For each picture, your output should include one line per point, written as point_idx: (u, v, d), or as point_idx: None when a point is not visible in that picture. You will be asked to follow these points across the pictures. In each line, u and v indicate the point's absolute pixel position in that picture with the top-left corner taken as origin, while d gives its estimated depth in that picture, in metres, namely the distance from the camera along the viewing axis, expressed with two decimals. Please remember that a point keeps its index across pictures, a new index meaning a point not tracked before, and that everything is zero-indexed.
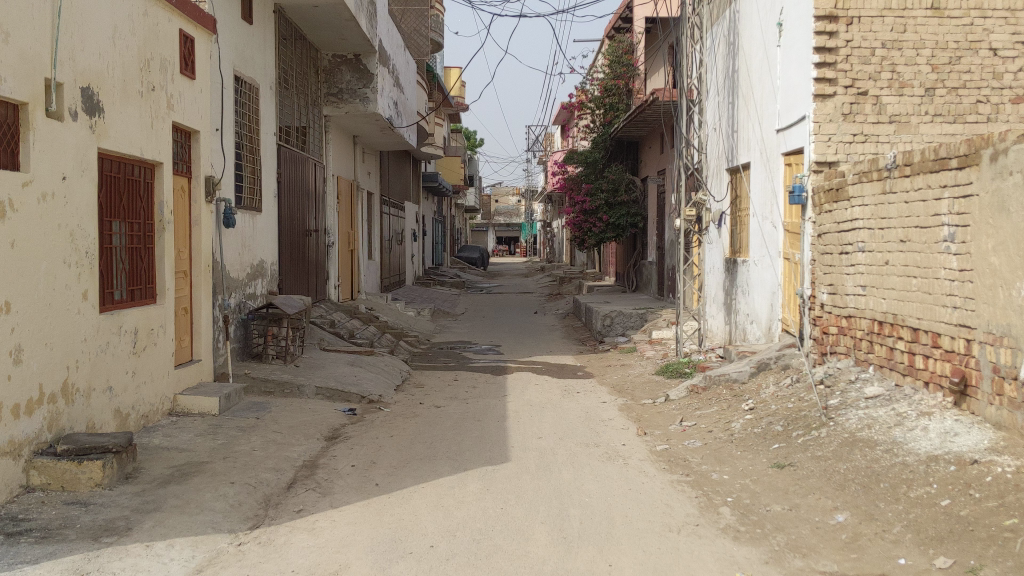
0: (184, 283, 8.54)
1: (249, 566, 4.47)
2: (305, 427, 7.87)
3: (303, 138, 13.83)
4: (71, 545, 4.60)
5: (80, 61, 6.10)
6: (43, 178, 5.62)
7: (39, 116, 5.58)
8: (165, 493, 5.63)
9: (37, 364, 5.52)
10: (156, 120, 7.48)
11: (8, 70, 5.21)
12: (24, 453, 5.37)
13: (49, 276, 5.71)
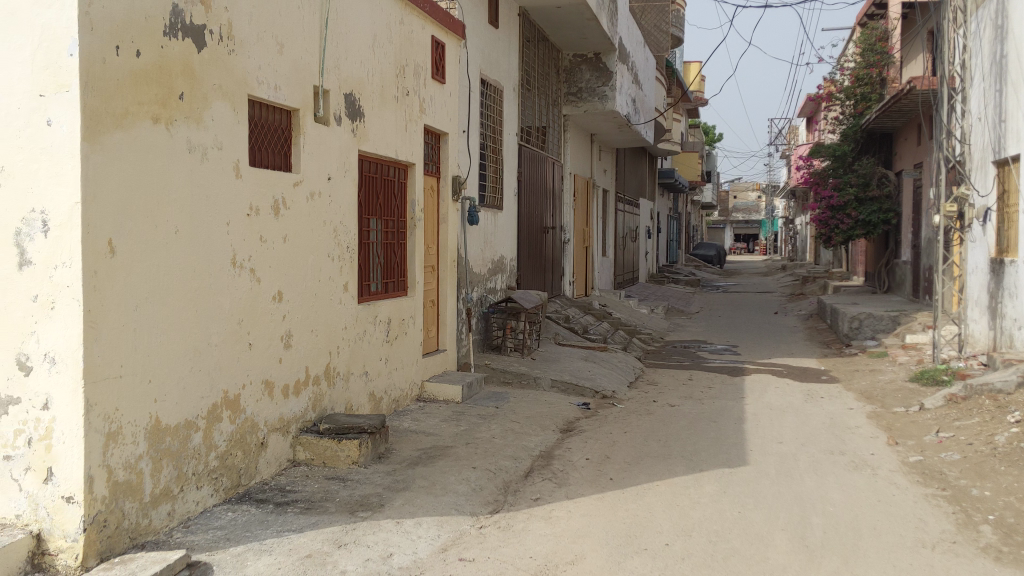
0: (432, 277, 9.00)
1: (490, 549, 4.66)
2: (542, 419, 8.07)
3: (543, 137, 14.15)
4: (331, 517, 4.99)
5: (345, 69, 6.59)
6: (312, 178, 6.12)
7: (309, 121, 6.08)
8: (414, 474, 5.96)
9: (304, 349, 6.03)
10: (409, 123, 7.92)
11: (282, 80, 5.69)
12: (292, 429, 5.89)
13: (316, 268, 6.21)
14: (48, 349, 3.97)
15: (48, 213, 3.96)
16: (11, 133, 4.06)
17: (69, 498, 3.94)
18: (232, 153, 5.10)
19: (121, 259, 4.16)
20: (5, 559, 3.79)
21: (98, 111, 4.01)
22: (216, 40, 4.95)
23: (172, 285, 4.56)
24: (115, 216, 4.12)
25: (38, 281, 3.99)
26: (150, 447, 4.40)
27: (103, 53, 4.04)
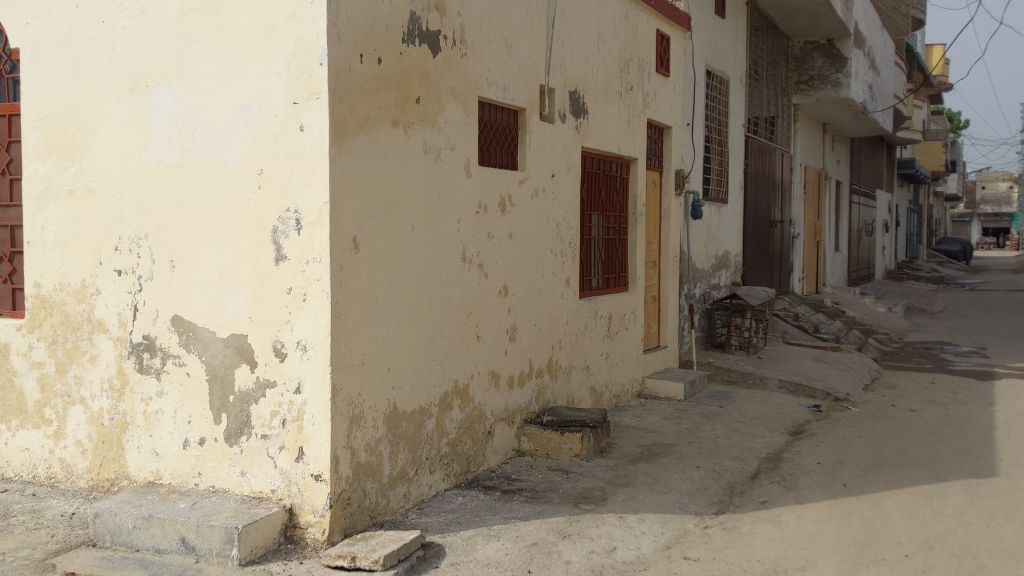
0: (653, 273, 8.95)
1: (715, 550, 4.59)
2: (769, 420, 7.83)
3: (771, 128, 13.69)
4: (555, 507, 5.09)
5: (570, 67, 6.67)
6: (537, 175, 6.25)
7: (534, 120, 6.21)
8: (636, 470, 5.96)
9: (528, 342, 6.18)
10: (632, 118, 7.91)
11: (510, 81, 5.83)
12: (517, 420, 6.05)
13: (539, 264, 6.34)
14: (300, 337, 4.28)
15: (300, 212, 4.26)
16: (269, 136, 4.35)
17: (317, 476, 4.25)
18: (463, 153, 5.30)
19: (363, 254, 4.43)
20: (262, 529, 4.14)
21: (344, 116, 4.29)
22: (450, 45, 5.15)
23: (408, 279, 4.80)
24: (358, 214, 4.39)
25: (291, 275, 4.31)
26: (388, 431, 4.66)
27: (348, 61, 4.32)
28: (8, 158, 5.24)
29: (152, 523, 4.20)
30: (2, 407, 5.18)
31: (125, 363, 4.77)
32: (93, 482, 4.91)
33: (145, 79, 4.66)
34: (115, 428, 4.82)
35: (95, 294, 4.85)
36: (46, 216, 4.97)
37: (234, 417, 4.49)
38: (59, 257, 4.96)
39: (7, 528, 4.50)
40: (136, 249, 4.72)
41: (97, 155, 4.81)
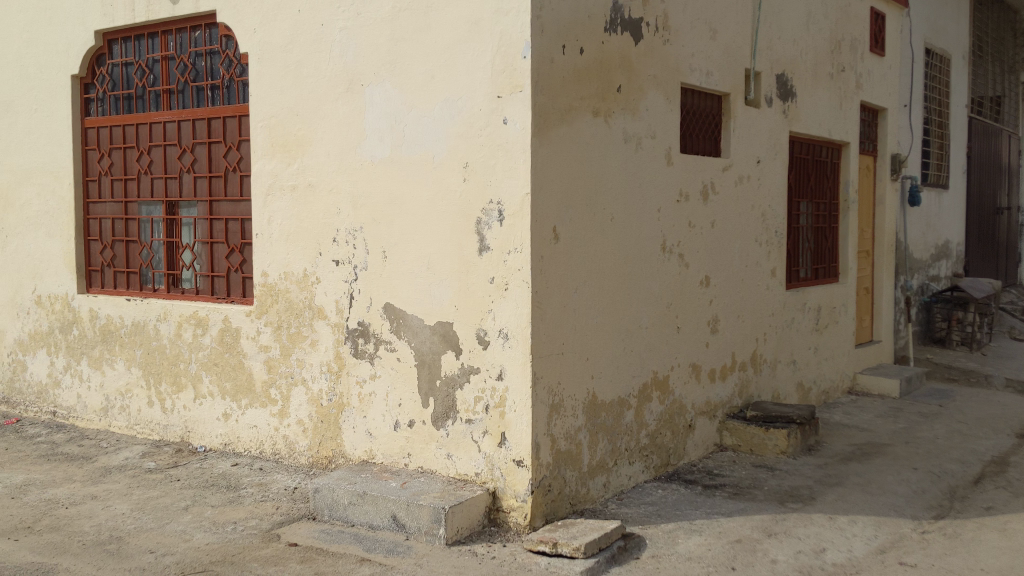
0: (866, 263, 8.51)
1: (934, 557, 4.32)
2: (995, 421, 7.27)
3: (998, 107, 12.68)
4: (760, 505, 4.95)
5: (778, 49, 6.44)
6: (741, 162, 6.08)
7: (739, 105, 6.04)
8: (847, 469, 5.70)
9: (731, 334, 6.04)
10: (844, 101, 7.54)
11: (714, 66, 5.70)
12: (719, 414, 5.93)
13: (743, 253, 6.17)
14: (503, 326, 4.38)
15: (503, 203, 4.35)
16: (474, 130, 4.46)
17: (519, 462, 4.34)
18: (664, 141, 5.24)
19: (564, 244, 4.47)
20: (468, 510, 4.27)
21: (546, 107, 4.34)
22: (652, 32, 5.10)
23: (608, 270, 4.80)
24: (560, 204, 4.44)
25: (494, 265, 4.40)
26: (588, 420, 4.69)
27: (552, 52, 4.36)
28: (239, 155, 5.53)
29: (367, 500, 4.42)
30: (233, 387, 5.53)
31: (342, 348, 5.05)
32: (313, 459, 5.22)
33: (360, 78, 4.88)
34: (333, 409, 5.10)
35: (316, 283, 5.15)
36: (273, 210, 5.31)
37: (441, 401, 4.65)
38: (283, 248, 5.28)
39: (238, 500, 4.86)
40: (351, 241, 4.97)
41: (316, 151, 5.09)
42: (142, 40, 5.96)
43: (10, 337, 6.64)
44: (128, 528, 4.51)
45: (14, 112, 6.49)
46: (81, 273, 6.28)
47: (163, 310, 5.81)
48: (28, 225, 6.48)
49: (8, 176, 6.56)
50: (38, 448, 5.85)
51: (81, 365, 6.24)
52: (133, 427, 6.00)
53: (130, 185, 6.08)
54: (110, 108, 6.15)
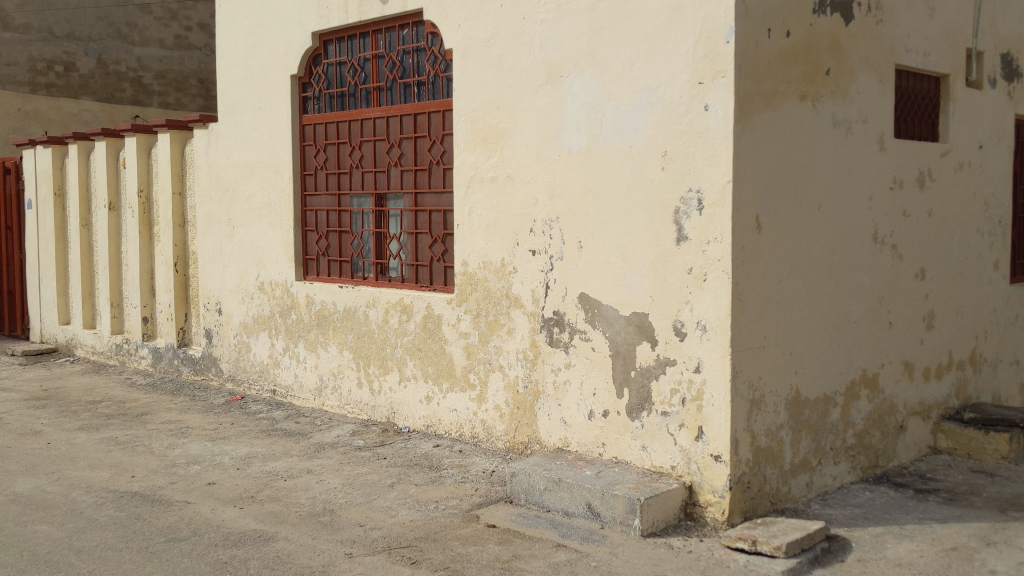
0: None
1: None
2: None
3: None
4: (978, 513, 4.63)
5: (1003, 26, 5.98)
6: (961, 148, 5.69)
7: (959, 87, 5.66)
8: None
9: (947, 331, 5.67)
10: None
11: (931, 46, 5.36)
12: (933, 415, 5.59)
13: (962, 244, 5.78)
14: (701, 318, 4.31)
15: (703, 192, 4.28)
16: (674, 118, 4.40)
17: (716, 457, 4.26)
18: (876, 126, 4.98)
19: (767, 234, 4.35)
20: (664, 502, 4.24)
21: (750, 93, 4.22)
22: (864, 12, 4.85)
23: (814, 261, 4.63)
24: (763, 192, 4.32)
25: (692, 255, 4.34)
26: (790, 418, 4.54)
27: (756, 37, 4.24)
28: (442, 149, 5.72)
29: (562, 487, 4.47)
30: (435, 371, 5.73)
31: (538, 336, 5.13)
32: (510, 444, 5.33)
33: (560, 70, 4.93)
34: (529, 396, 5.20)
35: (513, 272, 5.25)
36: (474, 201, 5.46)
37: (636, 392, 4.64)
38: (482, 238, 5.42)
39: (440, 480, 5.05)
40: (548, 231, 5.03)
41: (516, 143, 5.19)
42: (354, 40, 6.27)
43: (236, 320, 7.17)
44: (339, 502, 4.78)
45: (240, 111, 6.99)
46: (297, 261, 6.69)
47: (372, 297, 6.10)
48: (252, 216, 6.97)
49: (235, 171, 7.08)
50: (259, 423, 6.30)
51: (298, 348, 6.66)
52: (344, 406, 6.35)
53: (342, 178, 6.42)
54: (324, 105, 6.50)
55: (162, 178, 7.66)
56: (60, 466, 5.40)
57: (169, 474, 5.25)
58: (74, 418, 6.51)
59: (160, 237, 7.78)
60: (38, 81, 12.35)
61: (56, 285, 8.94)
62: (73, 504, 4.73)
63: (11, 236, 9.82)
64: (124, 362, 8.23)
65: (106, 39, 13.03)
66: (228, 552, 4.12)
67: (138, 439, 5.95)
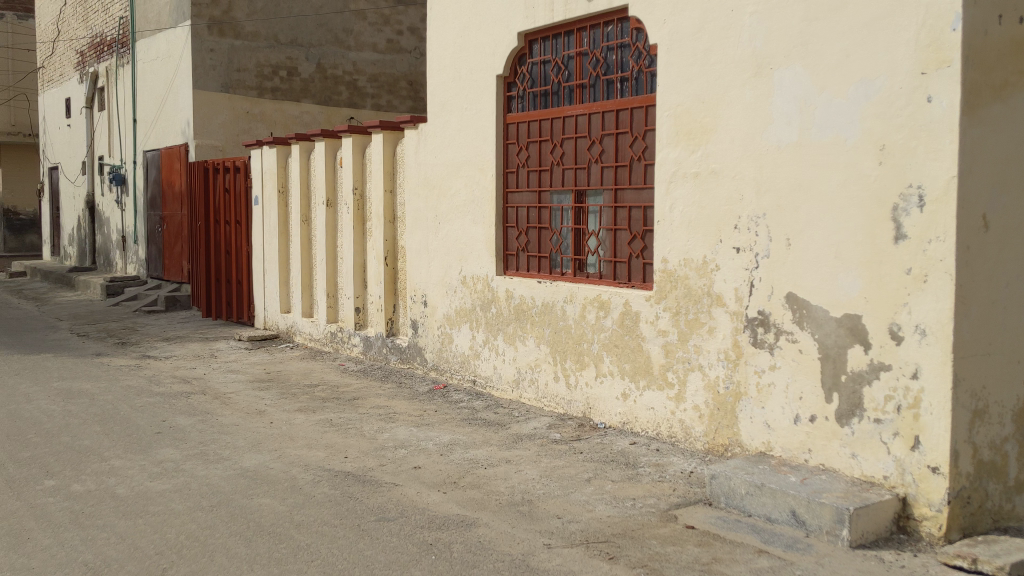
0: None
1: None
2: None
3: None
4: None
5: None
6: None
7: None
8: None
9: None
10: None
11: None
12: None
13: None
14: (920, 321, 4.08)
15: (925, 188, 4.05)
16: (893, 110, 4.19)
17: (934, 468, 4.03)
18: None
19: (995, 233, 4.07)
20: (875, 514, 4.06)
21: (978, 83, 3.96)
22: None
23: None
24: (992, 189, 4.04)
25: (911, 255, 4.12)
26: (1018, 431, 4.23)
27: (986, 23, 3.97)
28: (645, 145, 5.70)
29: (765, 492, 4.36)
30: (633, 368, 5.72)
31: (741, 337, 5.01)
32: (709, 445, 5.25)
33: (770, 63, 4.80)
34: (730, 397, 5.10)
35: (716, 270, 5.16)
36: (676, 197, 5.40)
37: (846, 398, 4.45)
38: (683, 235, 5.36)
39: (637, 477, 5.04)
40: (754, 228, 4.91)
41: (721, 138, 5.09)
42: (559, 38, 6.35)
43: (440, 313, 7.44)
44: (538, 493, 4.87)
45: (448, 111, 7.24)
46: (498, 256, 6.86)
47: (570, 293, 6.16)
48: (457, 212, 7.20)
49: (442, 169, 7.33)
50: (461, 412, 6.51)
51: (498, 341, 6.82)
52: (542, 399, 6.45)
53: (543, 175, 6.51)
54: (528, 103, 6.62)
55: (375, 175, 8.04)
56: (281, 444, 5.79)
57: (379, 457, 5.52)
58: (293, 400, 6.97)
59: (371, 232, 8.18)
60: (265, 86, 13.30)
61: (278, 276, 9.60)
62: (293, 480, 5.07)
63: (240, 230, 10.61)
64: (337, 349, 8.73)
65: (325, 44, 13.81)
66: (433, 534, 4.29)
67: (349, 422, 6.30)
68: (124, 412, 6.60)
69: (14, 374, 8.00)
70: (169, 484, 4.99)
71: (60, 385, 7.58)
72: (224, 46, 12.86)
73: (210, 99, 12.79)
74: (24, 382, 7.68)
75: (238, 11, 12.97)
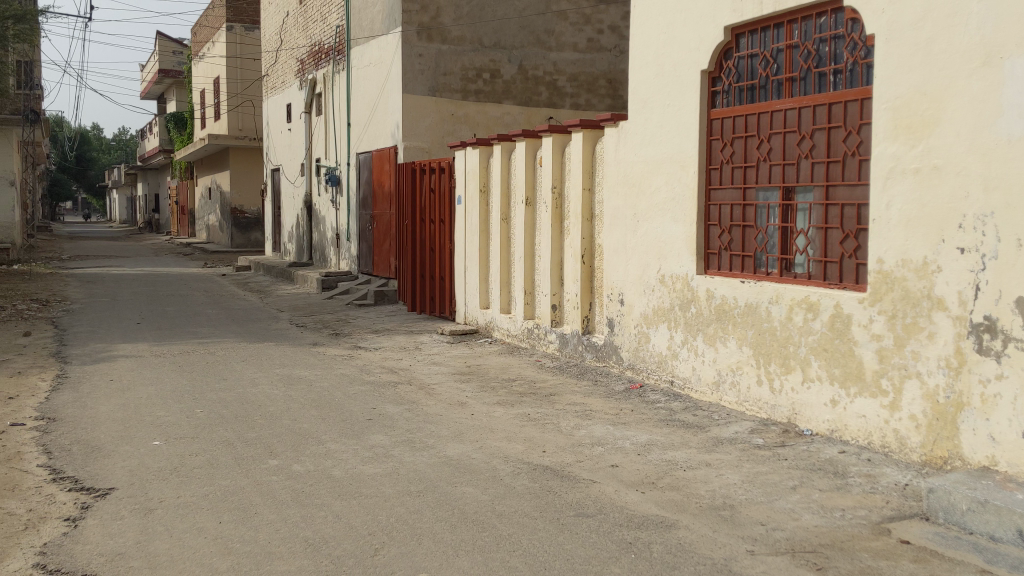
0: None
1: None
2: None
3: None
4: None
5: None
6: None
7: None
8: None
9: None
10: None
11: None
12: None
13: None
14: None
15: None
16: None
17: None
18: None
19: None
20: None
21: None
22: None
23: None
24: None
25: None
26: None
27: None
28: (859, 139, 5.46)
29: (989, 509, 4.08)
30: (842, 373, 5.49)
31: (964, 343, 4.70)
32: (926, 457, 4.96)
33: (1000, 50, 4.48)
34: (951, 407, 4.79)
35: (936, 271, 4.87)
36: (893, 194, 5.14)
37: None
38: (901, 234, 5.09)
39: (846, 487, 4.84)
40: (980, 227, 4.60)
41: (945, 132, 4.81)
42: (768, 32, 6.19)
43: (637, 311, 7.41)
44: (740, 498, 4.77)
45: (649, 109, 7.20)
46: (699, 255, 6.76)
47: (775, 293, 5.99)
48: (657, 210, 7.15)
49: (642, 167, 7.30)
50: (658, 412, 6.46)
51: (698, 341, 6.72)
52: (743, 403, 6.30)
53: (748, 172, 6.37)
54: (733, 99, 6.49)
55: (575, 174, 8.11)
56: (483, 436, 5.95)
57: (577, 453, 5.57)
58: (493, 394, 7.15)
59: (569, 231, 8.26)
60: (469, 88, 13.70)
61: (478, 272, 9.87)
62: (495, 471, 5.20)
63: (443, 228, 10.99)
64: (534, 345, 8.87)
65: (527, 46, 14.05)
66: (633, 533, 4.29)
67: (547, 417, 6.39)
68: (339, 398, 7.00)
69: (240, 360, 8.64)
70: (379, 469, 5.24)
71: (281, 372, 8.12)
72: (432, 51, 13.34)
73: (418, 103, 13.34)
74: (249, 367, 8.29)
75: (445, 17, 13.40)
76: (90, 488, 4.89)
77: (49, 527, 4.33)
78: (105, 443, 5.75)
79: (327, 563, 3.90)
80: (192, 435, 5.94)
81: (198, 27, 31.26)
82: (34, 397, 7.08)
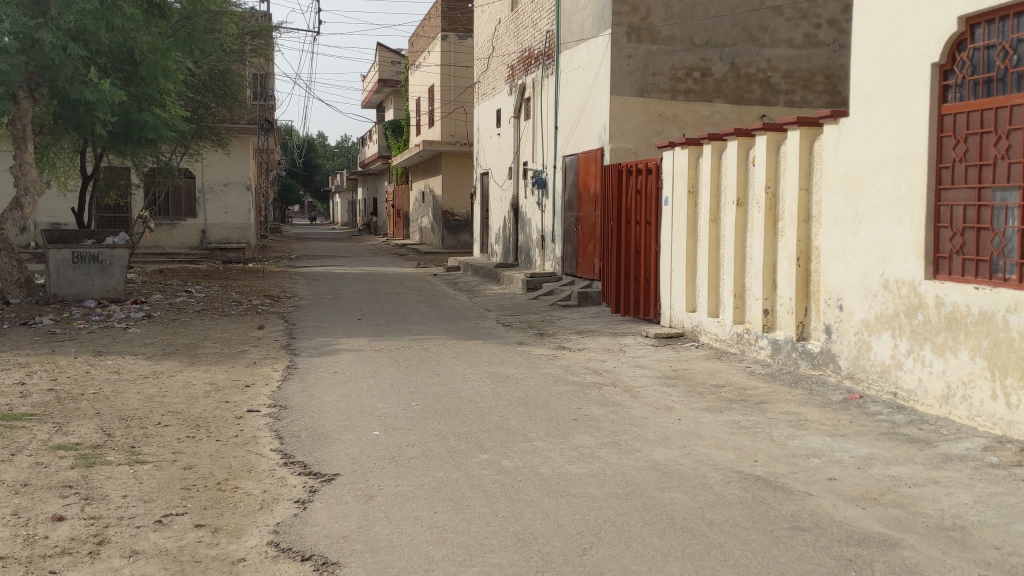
0: None
1: None
2: None
3: None
4: None
5: None
6: None
7: None
8: None
9: None
10: None
11: None
12: None
13: None
14: None
15: None
16: None
17: None
18: None
19: None
20: None
21: None
22: None
23: None
24: None
25: None
26: None
27: None
28: None
29: None
30: None
31: None
32: None
33: None
34: None
35: None
36: None
37: None
38: None
39: None
40: None
41: None
42: (1008, 20, 5.73)
43: (858, 318, 7.06)
44: (971, 519, 4.44)
45: (873, 105, 6.84)
46: (927, 259, 6.34)
47: (1013, 301, 5.52)
48: (880, 211, 6.78)
49: (865, 166, 6.94)
50: (879, 425, 6.13)
51: (925, 351, 6.32)
52: (975, 418, 5.86)
53: (984, 171, 5.93)
54: (968, 93, 6.05)
55: (790, 174, 7.83)
56: (691, 441, 5.86)
57: (791, 463, 5.38)
58: (700, 399, 7.03)
59: (784, 233, 7.99)
60: (678, 88, 13.55)
61: (686, 275, 9.73)
62: (704, 479, 5.10)
63: (649, 229, 10.91)
64: (744, 351, 8.64)
65: (740, 43, 13.73)
66: (853, 549, 4.08)
67: (758, 426, 6.21)
68: (546, 397, 7.09)
69: (451, 356, 8.94)
70: (587, 469, 5.27)
71: (490, 369, 8.33)
72: (641, 52, 13.28)
73: (627, 104, 13.32)
74: (460, 363, 8.56)
75: (655, 17, 13.30)
76: (318, 473, 5.20)
77: (281, 508, 4.63)
78: (330, 431, 6.10)
79: (537, 559, 3.96)
80: (408, 426, 6.20)
81: (415, 37, 32.62)
82: (267, 385, 7.63)
